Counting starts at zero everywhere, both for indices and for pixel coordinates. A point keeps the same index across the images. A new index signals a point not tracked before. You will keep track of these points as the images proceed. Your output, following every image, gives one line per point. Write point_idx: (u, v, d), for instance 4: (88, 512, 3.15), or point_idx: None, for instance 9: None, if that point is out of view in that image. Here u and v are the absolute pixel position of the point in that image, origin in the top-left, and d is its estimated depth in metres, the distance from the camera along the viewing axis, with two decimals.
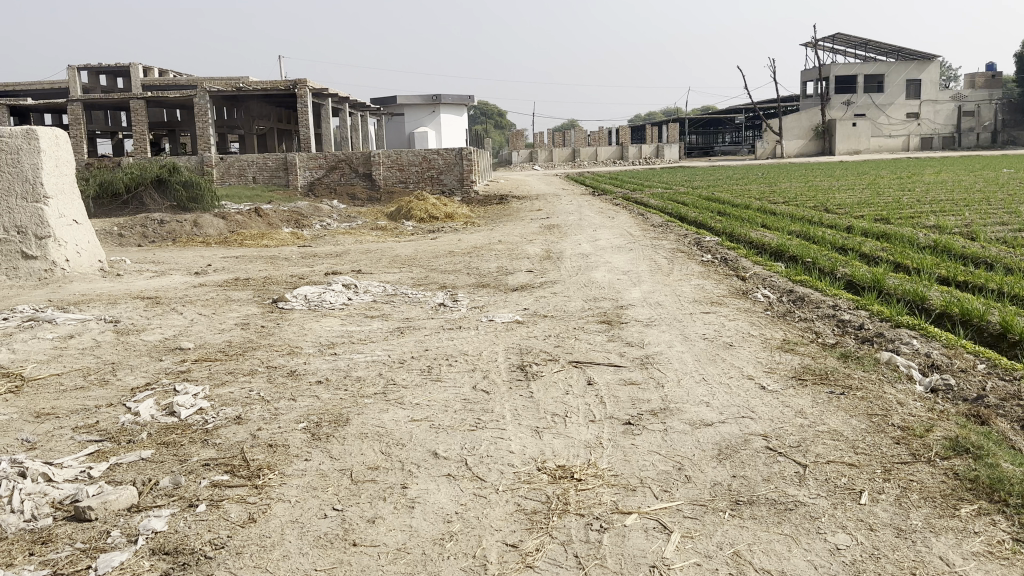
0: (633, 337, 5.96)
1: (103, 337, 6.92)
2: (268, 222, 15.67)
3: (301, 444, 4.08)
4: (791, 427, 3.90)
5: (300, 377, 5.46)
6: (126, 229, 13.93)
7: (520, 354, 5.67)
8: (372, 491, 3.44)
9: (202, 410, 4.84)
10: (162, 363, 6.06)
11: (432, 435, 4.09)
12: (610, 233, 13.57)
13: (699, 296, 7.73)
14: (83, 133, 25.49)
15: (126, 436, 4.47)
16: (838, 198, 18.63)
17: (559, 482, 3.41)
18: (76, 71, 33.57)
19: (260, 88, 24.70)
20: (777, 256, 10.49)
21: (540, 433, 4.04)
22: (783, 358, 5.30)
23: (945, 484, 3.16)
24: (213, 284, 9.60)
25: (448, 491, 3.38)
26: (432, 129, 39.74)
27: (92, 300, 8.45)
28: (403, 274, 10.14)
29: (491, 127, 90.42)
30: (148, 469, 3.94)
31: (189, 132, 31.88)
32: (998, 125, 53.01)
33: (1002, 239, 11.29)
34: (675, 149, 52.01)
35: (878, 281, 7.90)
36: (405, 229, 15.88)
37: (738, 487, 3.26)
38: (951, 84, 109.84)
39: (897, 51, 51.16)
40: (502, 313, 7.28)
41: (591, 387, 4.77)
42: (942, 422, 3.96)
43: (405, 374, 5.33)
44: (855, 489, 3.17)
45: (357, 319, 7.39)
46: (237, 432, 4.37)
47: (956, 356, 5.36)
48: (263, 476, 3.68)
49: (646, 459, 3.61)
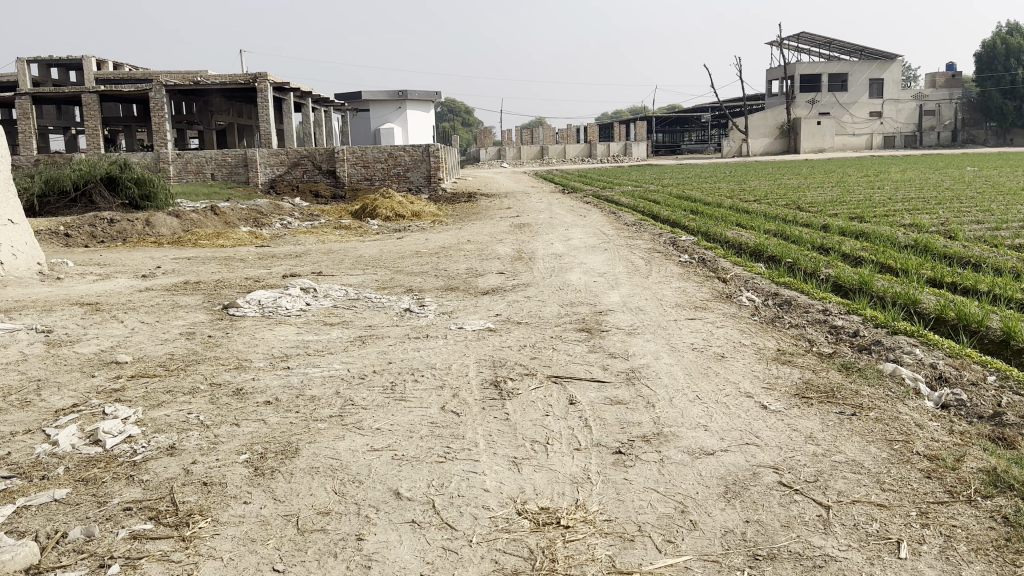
0: (615, 347, 5.48)
1: (32, 350, 6.26)
2: (224, 220, 14.96)
3: (240, 483, 3.52)
4: (804, 457, 3.43)
5: (247, 396, 4.87)
6: (72, 229, 13.15)
7: (493, 367, 5.15)
8: (321, 544, 2.91)
9: (130, 439, 4.25)
10: (94, 380, 5.44)
11: (393, 469, 3.55)
12: (581, 231, 13.10)
13: (682, 300, 7.27)
14: (33, 128, 24.47)
15: (39, 472, 3.86)
16: (809, 196, 18.40)
17: (544, 531, 2.90)
18: (25, 63, 32.33)
19: (217, 82, 23.86)
20: (756, 257, 10.07)
21: (518, 466, 3.52)
22: (781, 371, 4.83)
23: (995, 532, 2.71)
24: (161, 288, 8.95)
25: (412, 545, 2.86)
26: (397, 125, 39.02)
27: (26, 307, 7.76)
28: (366, 275, 9.55)
29: (457, 124, 89.54)
30: (60, 516, 3.34)
31: (146, 127, 30.87)
32: (958, 124, 53.88)
33: (982, 238, 11.04)
34: (643, 147, 51.95)
35: (866, 283, 7.52)
36: (369, 227, 15.32)
37: (754, 536, 2.78)
38: (911, 83, 111.66)
39: (860, 50, 51.72)
40: (472, 319, 6.76)
41: (573, 408, 4.26)
42: (970, 449, 3.50)
43: (366, 394, 4.76)
44: (892, 539, 2.71)
45: (315, 327, 6.80)
46: (168, 466, 3.80)
47: (964, 367, 4.93)
48: (194, 524, 3.13)
49: (643, 499, 3.11)
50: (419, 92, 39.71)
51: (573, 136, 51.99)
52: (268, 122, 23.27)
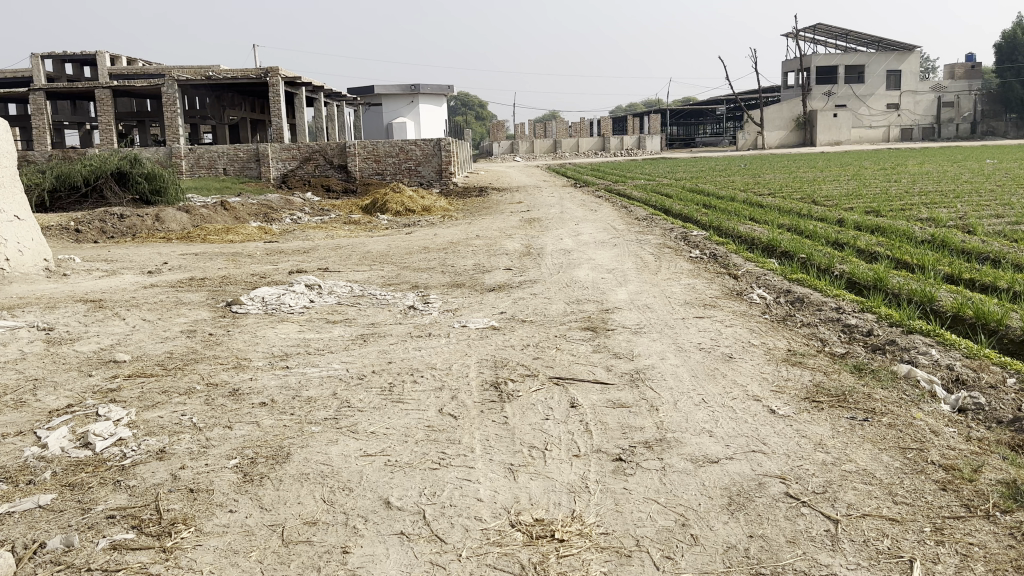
0: (621, 348, 5.33)
1: (32, 348, 6.18)
2: (234, 215, 14.89)
3: (228, 489, 3.41)
4: (812, 465, 3.28)
5: (242, 397, 4.77)
6: (83, 224, 13.11)
7: (494, 368, 5.02)
8: (305, 557, 2.80)
9: (121, 441, 4.15)
10: (91, 379, 5.35)
11: (385, 476, 3.43)
12: (592, 226, 12.95)
13: (691, 297, 7.11)
14: (46, 123, 24.51)
15: (26, 476, 3.76)
16: (824, 190, 18.20)
17: (537, 545, 2.78)
18: (38, 58, 32.43)
19: (229, 77, 23.79)
20: (769, 252, 9.90)
21: (513, 473, 3.40)
22: (792, 373, 4.67)
23: (1015, 551, 2.56)
24: (167, 284, 8.88)
25: (399, 559, 2.74)
26: (410, 119, 38.92)
27: (29, 304, 7.71)
28: (373, 272, 9.44)
29: (471, 120, 89.24)
30: (42, 523, 3.23)
31: (159, 122, 30.87)
32: (978, 116, 53.16)
33: (1001, 232, 10.79)
34: (657, 141, 51.64)
35: (880, 279, 7.33)
36: (379, 222, 15.21)
37: (758, 553, 2.64)
38: (930, 75, 110.43)
39: (878, 42, 51.03)
40: (477, 317, 6.62)
41: (574, 411, 4.13)
42: (988, 458, 3.34)
43: (363, 395, 4.64)
44: (903, 557, 2.57)
45: (318, 325, 6.71)
46: (156, 471, 3.69)
47: (983, 369, 4.75)
48: (177, 535, 3.02)
49: (642, 510, 2.98)
50: (432, 86, 39.57)
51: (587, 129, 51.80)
52: (279, 116, 23.20)
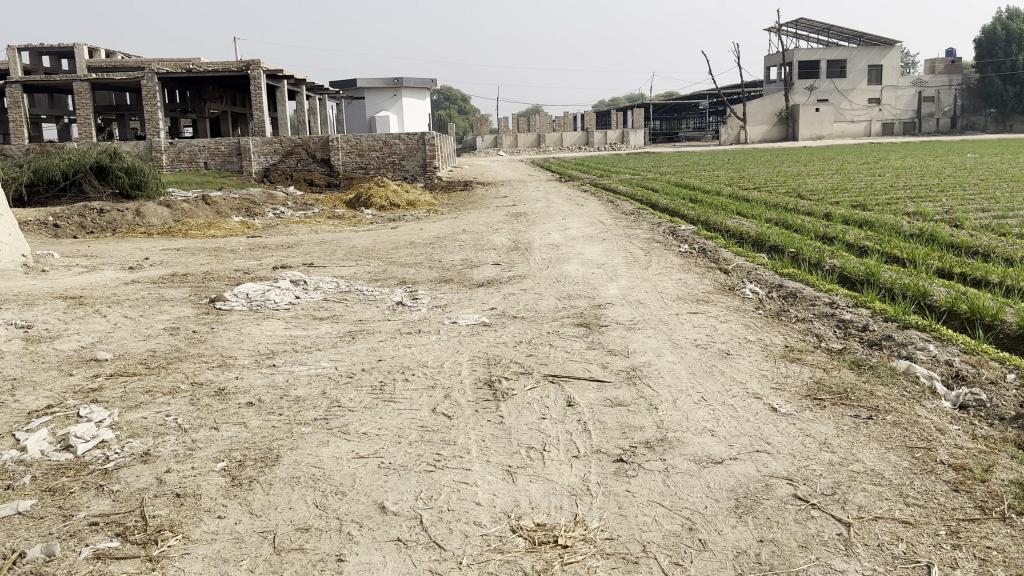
0: (615, 344, 5.24)
1: (9, 346, 6.00)
2: (216, 210, 14.67)
3: (216, 494, 3.28)
4: (820, 466, 3.20)
5: (229, 397, 4.63)
6: (61, 219, 12.85)
7: (488, 366, 4.91)
8: (298, 566, 2.68)
9: (103, 444, 4.00)
10: (71, 379, 5.19)
11: (379, 479, 3.32)
12: (579, 221, 12.85)
13: (683, 293, 7.02)
14: (23, 117, 24.06)
15: (3, 481, 3.61)
16: (809, 183, 18.20)
17: (540, 552, 2.68)
18: (15, 51, 31.87)
19: (210, 69, 23.44)
20: (757, 246, 9.83)
21: (512, 475, 3.30)
22: (790, 370, 4.59)
23: None
24: (148, 281, 8.69)
25: (396, 567, 2.63)
26: (392, 113, 38.64)
27: (7, 301, 7.50)
28: (359, 267, 9.31)
29: (452, 113, 88.84)
30: (21, 532, 3.09)
31: (139, 116, 30.42)
32: (957, 110, 53.62)
33: (988, 226, 10.81)
34: (641, 135, 51.19)
35: (873, 274, 7.28)
36: (364, 217, 15.05)
37: (769, 559, 2.56)
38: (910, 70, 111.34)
39: (859, 37, 51.24)
40: (467, 313, 6.50)
41: (571, 411, 4.03)
42: (997, 457, 3.27)
43: (353, 395, 4.52)
44: (920, 562, 2.49)
45: (304, 322, 6.56)
46: (140, 475, 3.56)
47: (981, 365, 4.68)
48: (163, 543, 2.89)
49: (647, 514, 2.88)
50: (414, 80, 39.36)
51: (570, 123, 51.71)
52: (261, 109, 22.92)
